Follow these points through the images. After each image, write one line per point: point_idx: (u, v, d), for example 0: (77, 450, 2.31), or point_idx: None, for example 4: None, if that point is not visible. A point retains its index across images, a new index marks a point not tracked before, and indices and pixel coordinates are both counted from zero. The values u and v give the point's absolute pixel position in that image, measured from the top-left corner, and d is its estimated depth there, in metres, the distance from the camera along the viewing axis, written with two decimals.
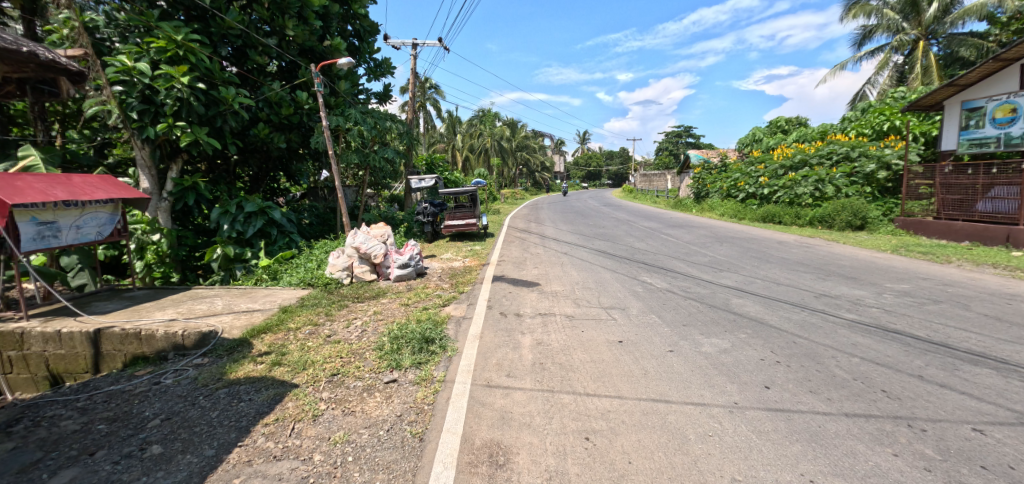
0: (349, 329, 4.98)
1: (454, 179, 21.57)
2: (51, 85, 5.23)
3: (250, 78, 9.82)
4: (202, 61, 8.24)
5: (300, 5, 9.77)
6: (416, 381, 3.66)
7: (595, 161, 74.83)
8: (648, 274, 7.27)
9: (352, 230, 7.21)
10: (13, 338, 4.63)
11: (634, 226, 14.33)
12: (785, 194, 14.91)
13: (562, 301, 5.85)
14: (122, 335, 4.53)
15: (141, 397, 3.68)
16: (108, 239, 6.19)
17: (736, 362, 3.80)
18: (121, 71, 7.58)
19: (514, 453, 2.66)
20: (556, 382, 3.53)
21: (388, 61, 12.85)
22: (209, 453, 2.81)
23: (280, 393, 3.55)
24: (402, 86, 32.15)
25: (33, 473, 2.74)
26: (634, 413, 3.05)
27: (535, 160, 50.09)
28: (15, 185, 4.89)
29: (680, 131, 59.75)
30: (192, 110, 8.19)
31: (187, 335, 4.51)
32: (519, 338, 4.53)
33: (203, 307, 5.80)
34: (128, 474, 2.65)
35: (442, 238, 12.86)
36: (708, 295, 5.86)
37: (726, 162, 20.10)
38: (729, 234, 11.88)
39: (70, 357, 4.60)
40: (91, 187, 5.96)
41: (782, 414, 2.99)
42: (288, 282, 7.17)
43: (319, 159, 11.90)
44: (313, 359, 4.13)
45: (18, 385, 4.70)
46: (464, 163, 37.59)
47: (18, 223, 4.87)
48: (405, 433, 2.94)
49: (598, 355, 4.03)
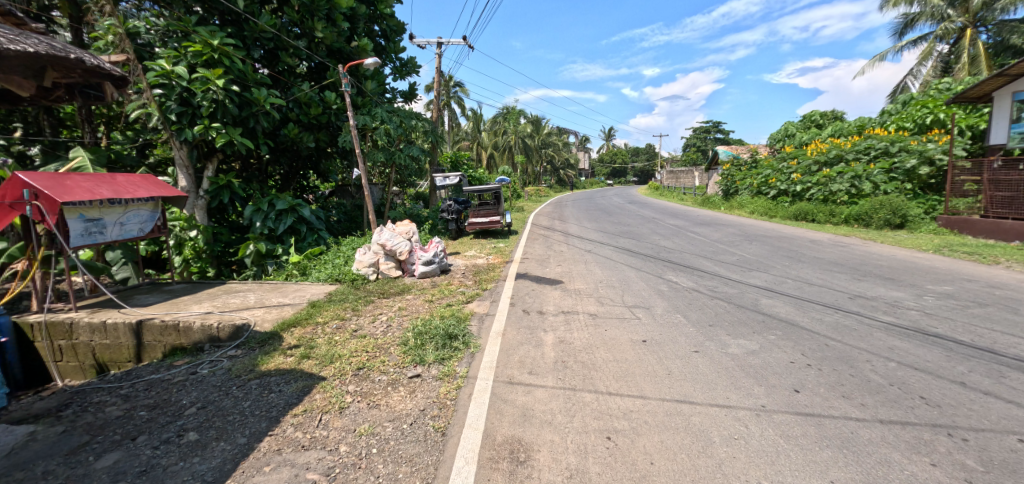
0: (375, 324, 5.09)
1: (479, 177, 21.59)
2: (96, 90, 5.43)
3: (281, 79, 10.09)
4: (235, 64, 8.52)
5: (329, 7, 9.96)
6: (440, 376, 3.71)
7: (620, 158, 73.86)
8: (673, 273, 7.15)
9: (379, 227, 7.31)
10: (63, 328, 4.92)
11: (660, 224, 14.10)
12: (819, 191, 14.34)
13: (585, 299, 5.80)
14: (162, 327, 4.76)
15: (180, 386, 3.86)
16: (149, 235, 6.48)
17: (764, 364, 3.71)
18: (161, 75, 7.95)
19: (535, 450, 2.67)
20: (578, 381, 3.51)
21: (414, 60, 13.00)
22: (241, 441, 2.92)
23: (309, 385, 3.65)
24: (428, 85, 32.56)
25: (81, 454, 2.91)
26: (658, 413, 3.01)
27: (559, 157, 50.22)
28: (64, 184, 5.21)
29: (708, 126, 58.50)
30: (226, 111, 8.49)
31: (222, 327, 4.72)
32: (542, 336, 4.53)
33: (237, 301, 6.02)
34: (167, 458, 2.78)
35: (466, 236, 12.99)
36: (735, 295, 5.73)
37: (757, 158, 19.52)
38: (759, 232, 11.55)
39: (114, 347, 4.86)
40: (133, 185, 6.25)
41: (812, 418, 2.91)
42: (317, 277, 7.37)
43: (346, 158, 12.13)
44: (340, 352, 4.24)
45: (67, 372, 5.00)
46: (489, 160, 37.77)
47: (67, 220, 5.17)
48: (429, 427, 2.98)
49: (621, 354, 3.99)
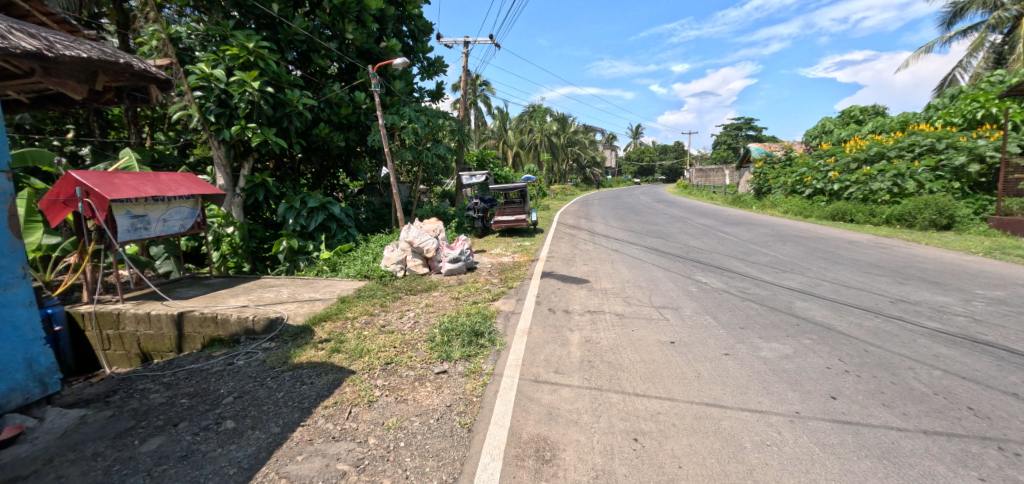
0: (403, 320, 5.18)
1: (505, 175, 21.62)
2: (143, 92, 5.66)
3: (314, 80, 10.34)
4: (270, 66, 8.79)
5: (359, 9, 10.14)
6: (466, 373, 3.74)
7: (648, 156, 72.59)
8: (703, 273, 7.00)
9: (406, 224, 7.41)
10: (111, 318, 5.20)
11: (688, 223, 13.82)
12: (858, 190, 13.76)
13: (612, 299, 5.74)
14: (201, 318, 4.97)
15: (217, 376, 4.02)
16: (189, 231, 6.76)
17: (798, 369, 3.58)
18: (201, 78, 8.29)
19: (560, 449, 2.67)
20: (605, 381, 3.48)
21: (441, 59, 13.11)
22: (275, 430, 3.02)
23: (339, 378, 3.75)
24: (455, 84, 32.82)
25: (128, 438, 3.07)
26: (686, 416, 2.96)
27: (585, 156, 49.77)
28: (113, 182, 5.50)
29: (740, 123, 56.91)
30: (261, 112, 8.78)
31: (257, 320, 4.89)
32: (568, 335, 4.51)
33: (271, 296, 6.22)
34: (207, 444, 2.91)
35: (492, 234, 13.05)
36: (768, 297, 5.56)
37: (791, 156, 18.87)
38: (793, 232, 11.17)
39: (158, 337, 5.10)
40: (176, 183, 6.53)
41: (850, 426, 2.80)
42: (347, 273, 7.55)
43: (375, 156, 12.36)
44: (369, 347, 4.33)
45: (115, 360, 5.28)
46: (515, 158, 37.76)
47: (115, 216, 5.45)
48: (455, 423, 3.02)
49: (648, 355, 3.93)
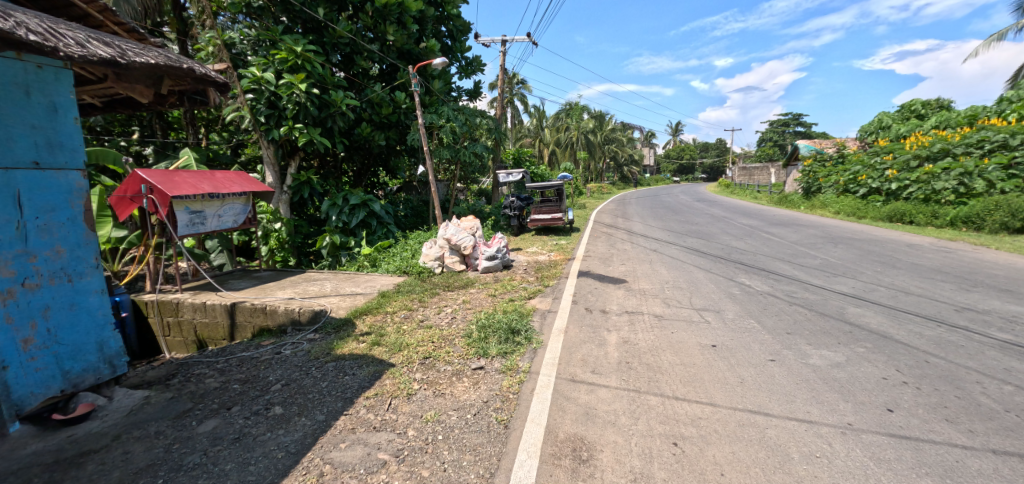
0: (440, 315, 5.28)
1: (541, 173, 21.57)
2: (202, 95, 5.98)
3: (356, 81, 10.65)
4: (316, 69, 9.12)
5: (399, 11, 10.34)
6: (503, 369, 3.76)
7: (689, 153, 70.53)
8: (747, 276, 6.75)
9: (444, 222, 7.52)
10: (171, 306, 5.56)
11: (730, 223, 13.36)
12: (919, 190, 12.89)
13: (650, 300, 5.63)
14: (252, 308, 5.26)
15: (266, 364, 4.23)
16: (241, 226, 7.12)
17: (851, 379, 3.40)
18: (253, 81, 8.71)
19: (597, 450, 2.65)
20: (643, 383, 3.43)
21: (479, 58, 13.21)
22: (320, 418, 3.15)
23: (379, 370, 3.86)
24: (492, 83, 33.02)
25: (187, 419, 3.27)
26: (729, 423, 2.87)
27: (623, 154, 48.93)
28: (174, 180, 5.88)
29: (788, 119, 54.38)
30: (308, 113, 9.12)
31: (303, 311, 5.15)
32: (605, 335, 4.45)
33: (315, 289, 6.48)
34: (257, 428, 3.07)
35: (528, 232, 13.05)
36: (817, 302, 5.30)
37: (844, 153, 17.89)
38: (845, 234, 10.58)
39: (212, 325, 5.41)
40: (229, 181, 6.90)
41: (908, 442, 2.63)
42: (387, 269, 7.74)
43: (414, 155, 12.62)
44: (408, 341, 4.43)
45: (174, 346, 5.63)
46: (551, 157, 37.58)
47: (176, 211, 5.83)
48: (492, 418, 3.04)
49: (689, 358, 3.84)
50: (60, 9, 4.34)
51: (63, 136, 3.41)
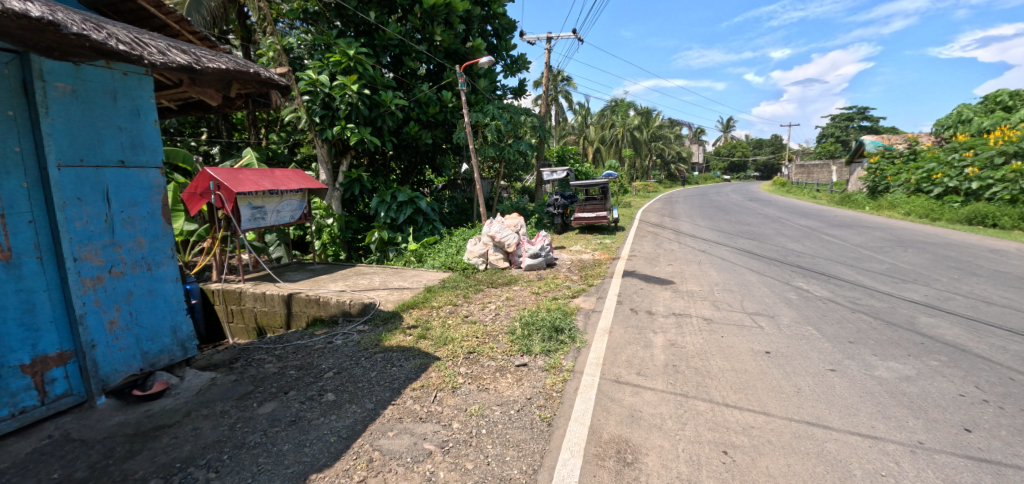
0: (484, 311, 5.35)
1: (585, 171, 21.32)
2: (265, 98, 6.31)
3: (405, 82, 10.94)
4: (367, 70, 9.44)
5: (447, 12, 10.52)
6: (546, 367, 3.77)
7: (741, 150, 67.49)
8: (804, 280, 6.40)
9: (489, 219, 7.62)
10: (234, 295, 5.94)
11: (787, 224, 12.69)
12: (1005, 190, 11.76)
13: (699, 302, 5.45)
14: (306, 299, 5.52)
15: (320, 352, 4.44)
16: (298, 221, 7.50)
17: (923, 394, 3.16)
18: (309, 84, 9.12)
19: (643, 454, 2.60)
20: (691, 387, 3.33)
21: (524, 56, 13.23)
22: (369, 406, 3.28)
23: (425, 363, 3.96)
24: (536, 81, 32.96)
25: (249, 400, 3.50)
26: (784, 434, 2.74)
27: (670, 151, 47.50)
28: (238, 177, 6.27)
29: (852, 113, 50.89)
30: (359, 113, 9.47)
31: (353, 304, 5.36)
32: (651, 337, 4.36)
33: (365, 282, 6.73)
34: (312, 412, 3.23)
35: (572, 230, 12.96)
36: (884, 310, 4.95)
37: (917, 149, 16.55)
38: (916, 237, 9.81)
39: (271, 314, 5.74)
40: (287, 178, 7.28)
41: (989, 465, 2.41)
42: (432, 265, 7.93)
43: (460, 153, 12.81)
44: (453, 336, 4.53)
45: (237, 332, 6.02)
46: (595, 154, 37.05)
47: (239, 206, 6.21)
48: (535, 416, 3.06)
49: (740, 364, 3.69)
50: (143, 20, 4.68)
51: (145, 136, 3.72)
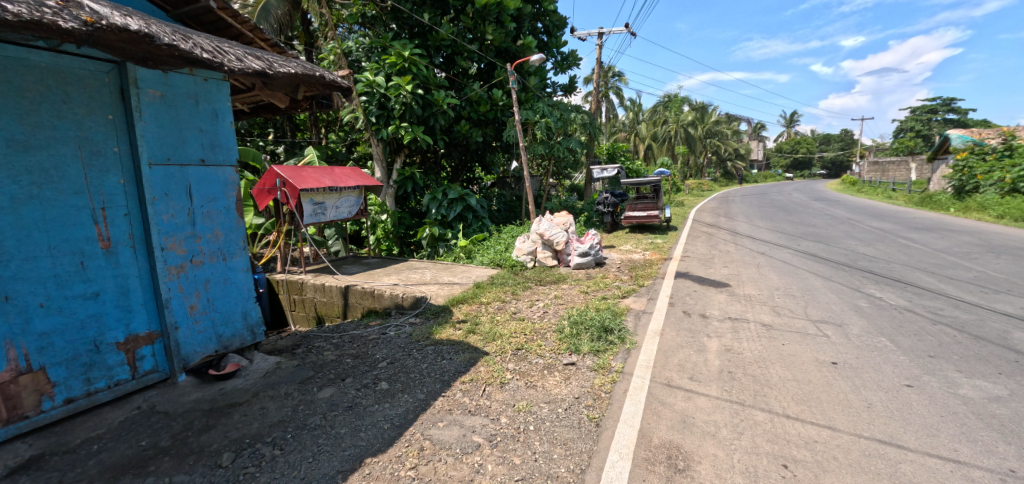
0: (532, 308, 5.38)
1: (636, 169, 20.81)
2: (328, 100, 6.61)
3: (457, 81, 11.13)
4: (421, 71, 9.69)
5: (498, 11, 10.60)
6: (594, 367, 3.73)
7: (806, 147, 63.34)
8: (877, 286, 5.94)
9: (538, 217, 7.64)
10: (297, 285, 6.31)
11: (857, 225, 11.80)
12: None
13: (757, 307, 5.20)
14: (362, 291, 5.78)
15: (374, 342, 4.64)
16: (355, 216, 7.85)
17: (1017, 417, 2.85)
18: (366, 85, 9.49)
19: (695, 461, 2.53)
20: (748, 396, 3.19)
21: (575, 52, 13.10)
22: (420, 397, 3.39)
23: (474, 357, 4.04)
24: (586, 78, 32.51)
25: (309, 385, 3.71)
26: (851, 451, 2.57)
27: (727, 148, 45.39)
28: (302, 174, 6.65)
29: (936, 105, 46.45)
30: (412, 112, 9.75)
31: (406, 297, 5.55)
32: (705, 341, 4.21)
33: (417, 277, 6.94)
34: (367, 399, 3.39)
35: (621, 229, 12.72)
36: (971, 322, 4.51)
37: (1014, 144, 14.88)
38: (1012, 243, 8.83)
39: (329, 304, 6.06)
40: (346, 176, 7.63)
41: None
42: (481, 261, 8.05)
43: (509, 150, 12.89)
44: (501, 332, 4.58)
45: (298, 320, 6.40)
46: (647, 151, 36.07)
47: (302, 202, 6.59)
48: (583, 415, 3.05)
49: (803, 374, 3.49)
50: (220, 30, 5.04)
51: (221, 137, 4.02)
